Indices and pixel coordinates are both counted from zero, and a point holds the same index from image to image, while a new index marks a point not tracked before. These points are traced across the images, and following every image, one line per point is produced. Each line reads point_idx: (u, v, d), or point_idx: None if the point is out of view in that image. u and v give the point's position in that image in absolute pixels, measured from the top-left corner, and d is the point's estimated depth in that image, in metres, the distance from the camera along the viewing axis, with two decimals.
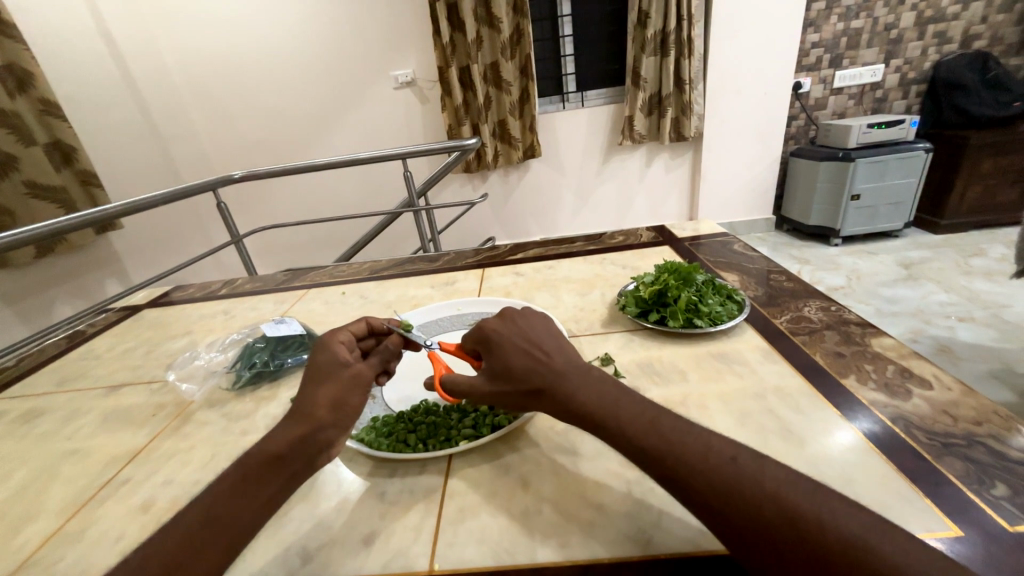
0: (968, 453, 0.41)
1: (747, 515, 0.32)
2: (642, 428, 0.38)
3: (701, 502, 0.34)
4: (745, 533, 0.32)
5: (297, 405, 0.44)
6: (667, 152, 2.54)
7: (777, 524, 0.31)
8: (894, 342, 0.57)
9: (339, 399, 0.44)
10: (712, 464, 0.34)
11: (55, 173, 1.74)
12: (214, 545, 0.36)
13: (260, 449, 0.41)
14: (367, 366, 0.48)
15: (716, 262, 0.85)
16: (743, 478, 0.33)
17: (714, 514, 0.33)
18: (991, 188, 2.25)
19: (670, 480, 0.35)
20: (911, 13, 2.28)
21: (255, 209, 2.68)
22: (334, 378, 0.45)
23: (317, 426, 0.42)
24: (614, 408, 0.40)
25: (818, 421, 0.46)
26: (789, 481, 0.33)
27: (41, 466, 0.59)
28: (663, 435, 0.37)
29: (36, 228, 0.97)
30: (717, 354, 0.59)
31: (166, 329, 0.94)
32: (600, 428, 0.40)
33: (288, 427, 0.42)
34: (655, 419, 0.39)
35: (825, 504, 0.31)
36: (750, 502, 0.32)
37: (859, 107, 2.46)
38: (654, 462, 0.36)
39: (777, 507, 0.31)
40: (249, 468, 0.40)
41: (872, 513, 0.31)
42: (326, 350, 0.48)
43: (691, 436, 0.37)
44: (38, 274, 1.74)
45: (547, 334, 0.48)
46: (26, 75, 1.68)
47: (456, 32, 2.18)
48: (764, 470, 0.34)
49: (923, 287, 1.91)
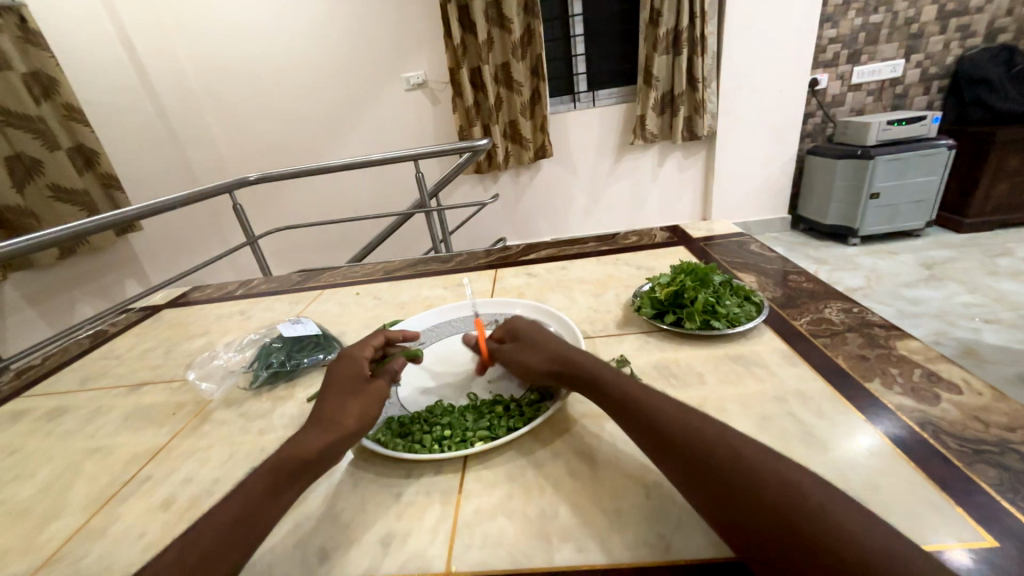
0: (1001, 460, 0.39)
1: (767, 508, 0.32)
2: (677, 420, 0.39)
3: (724, 492, 0.34)
4: (762, 524, 0.31)
5: (325, 411, 0.46)
6: (680, 151, 2.51)
7: (797, 519, 0.30)
8: (921, 345, 0.56)
9: (363, 413, 0.47)
10: (740, 459, 0.35)
11: (78, 177, 1.79)
12: (240, 541, 0.36)
13: (284, 451, 0.42)
14: (385, 383, 0.51)
15: (732, 263, 0.84)
16: (768, 475, 0.33)
17: (734, 504, 0.33)
18: (1018, 186, 2.18)
19: (695, 470, 0.36)
20: (932, 6, 2.22)
21: (270, 211, 2.72)
22: (359, 393, 0.48)
23: (344, 436, 0.44)
24: (640, 405, 0.42)
25: (842, 426, 0.45)
26: (816, 485, 0.32)
27: (65, 463, 0.60)
28: (696, 430, 0.38)
29: (60, 230, 0.99)
30: (735, 357, 0.58)
31: (185, 329, 0.95)
32: (634, 419, 0.42)
33: (313, 433, 0.44)
34: (689, 416, 0.40)
35: (851, 509, 0.31)
36: (772, 496, 0.32)
37: (877, 104, 2.41)
38: (682, 451, 0.37)
39: (799, 504, 0.31)
40: (274, 469, 0.41)
41: (881, 522, 0.30)
42: (352, 364, 0.51)
43: (723, 433, 0.37)
44: (61, 275, 1.79)
45: (564, 343, 0.54)
46: (50, 81, 1.72)
47: (467, 33, 2.18)
48: (790, 471, 0.34)
49: (946, 287, 1.86)
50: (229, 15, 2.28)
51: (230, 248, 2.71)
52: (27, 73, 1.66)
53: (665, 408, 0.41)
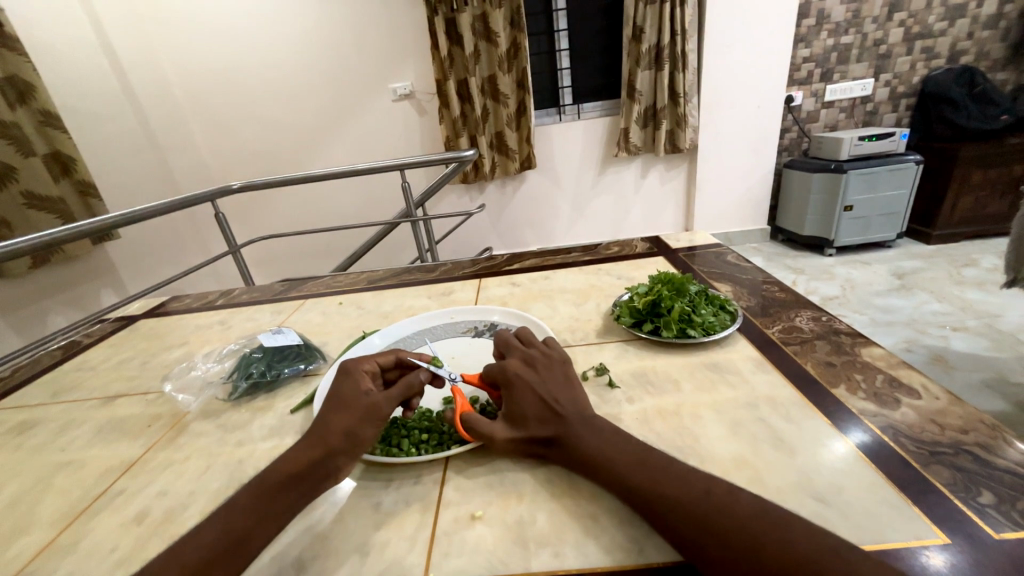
0: (956, 461, 0.41)
1: (716, 541, 0.34)
2: (632, 465, 0.41)
3: (681, 530, 0.36)
4: (717, 557, 0.33)
5: (315, 427, 0.47)
6: (662, 163, 2.57)
7: (744, 548, 0.33)
8: (884, 352, 0.58)
9: (352, 430, 0.46)
10: (690, 494, 0.37)
11: (53, 184, 1.75)
12: (227, 547, 0.38)
13: (277, 466, 0.44)
14: (386, 398, 0.48)
15: (709, 273, 0.87)
16: (718, 509, 0.36)
17: (692, 540, 0.35)
18: (981, 199, 2.28)
19: (658, 508, 0.37)
20: (899, 29, 2.33)
21: (253, 220, 2.68)
22: (352, 408, 0.47)
23: (329, 453, 0.44)
24: (611, 456, 0.43)
25: (812, 432, 0.47)
26: (760, 513, 0.35)
27: (34, 478, 0.59)
28: (651, 470, 0.41)
29: (37, 237, 0.97)
30: (709, 364, 0.60)
31: (163, 340, 0.94)
32: (603, 471, 0.42)
33: (302, 450, 0.45)
34: (646, 458, 0.42)
35: (792, 530, 0.33)
36: (720, 529, 0.34)
37: (849, 120, 2.51)
38: (647, 493, 0.39)
39: (745, 529, 0.34)
40: (261, 486, 0.42)
41: (834, 544, 0.32)
42: (351, 378, 0.50)
43: (672, 470, 0.40)
44: (35, 283, 1.74)
45: (564, 384, 0.51)
46: (27, 87, 1.70)
47: (454, 46, 2.21)
48: (747, 501, 0.36)
49: (916, 297, 1.93)
50: (214, 25, 2.28)
51: (212, 256, 2.67)
52: (4, 78, 1.63)
53: (630, 458, 0.42)
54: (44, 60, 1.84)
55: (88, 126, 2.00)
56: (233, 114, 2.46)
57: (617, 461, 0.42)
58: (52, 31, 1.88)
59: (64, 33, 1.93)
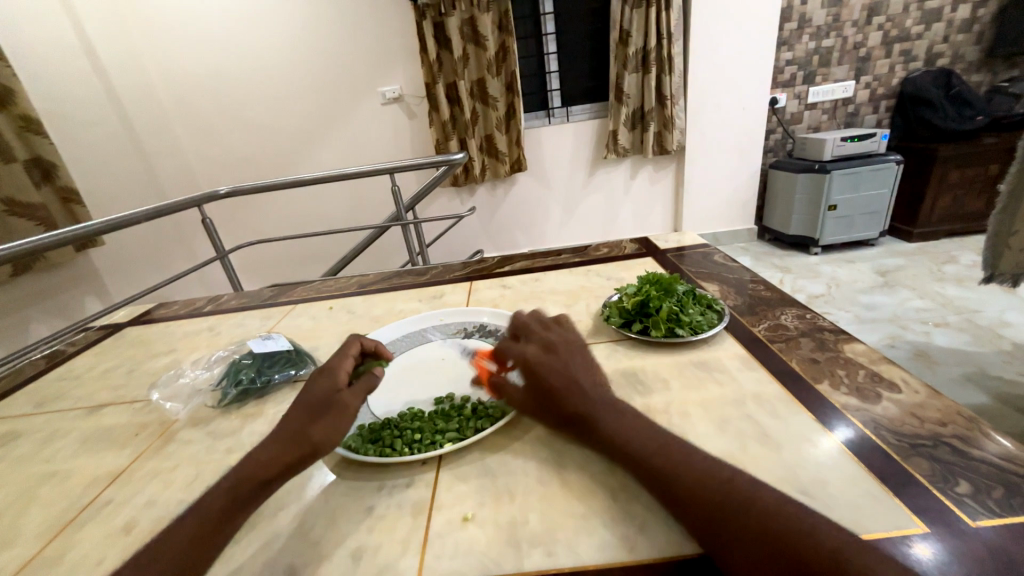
0: (935, 453, 0.43)
1: (731, 524, 0.35)
2: (649, 448, 0.42)
3: (695, 512, 0.36)
4: (730, 539, 0.34)
5: (285, 430, 0.46)
6: (651, 164, 2.59)
7: (758, 530, 0.34)
8: (866, 347, 0.60)
9: (321, 431, 0.45)
10: (707, 479, 0.38)
11: (35, 191, 1.71)
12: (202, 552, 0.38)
13: (247, 468, 0.43)
14: (354, 396, 0.48)
15: (697, 273, 0.88)
16: (732, 494, 0.36)
17: (707, 523, 0.36)
18: (960, 198, 2.34)
19: (675, 491, 0.38)
20: (878, 32, 2.39)
21: (240, 225, 2.66)
22: (321, 408, 0.47)
23: (300, 456, 0.44)
24: (630, 438, 0.43)
25: (799, 427, 0.48)
26: (775, 499, 0.35)
27: (18, 490, 0.58)
28: (668, 454, 0.41)
29: (20, 245, 0.95)
30: (697, 363, 0.61)
31: (150, 347, 0.93)
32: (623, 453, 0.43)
33: (272, 453, 0.44)
34: (665, 442, 0.43)
35: (802, 516, 0.34)
36: (735, 512, 0.35)
37: (832, 121, 2.56)
38: (664, 478, 0.39)
39: (761, 514, 0.34)
40: (237, 490, 0.42)
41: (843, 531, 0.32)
42: (319, 377, 0.50)
43: (689, 455, 0.41)
44: (15, 292, 1.70)
45: (585, 366, 0.51)
46: (7, 92, 1.67)
47: (443, 50, 2.22)
48: (760, 488, 0.37)
49: (898, 293, 1.97)
50: (199, 29, 2.26)
51: (199, 262, 2.64)
52: None
53: (649, 441, 0.43)
54: (26, 65, 1.80)
55: (70, 131, 1.97)
56: (219, 118, 2.44)
57: (638, 444, 0.43)
58: (33, 35, 1.84)
59: (46, 38, 1.89)
